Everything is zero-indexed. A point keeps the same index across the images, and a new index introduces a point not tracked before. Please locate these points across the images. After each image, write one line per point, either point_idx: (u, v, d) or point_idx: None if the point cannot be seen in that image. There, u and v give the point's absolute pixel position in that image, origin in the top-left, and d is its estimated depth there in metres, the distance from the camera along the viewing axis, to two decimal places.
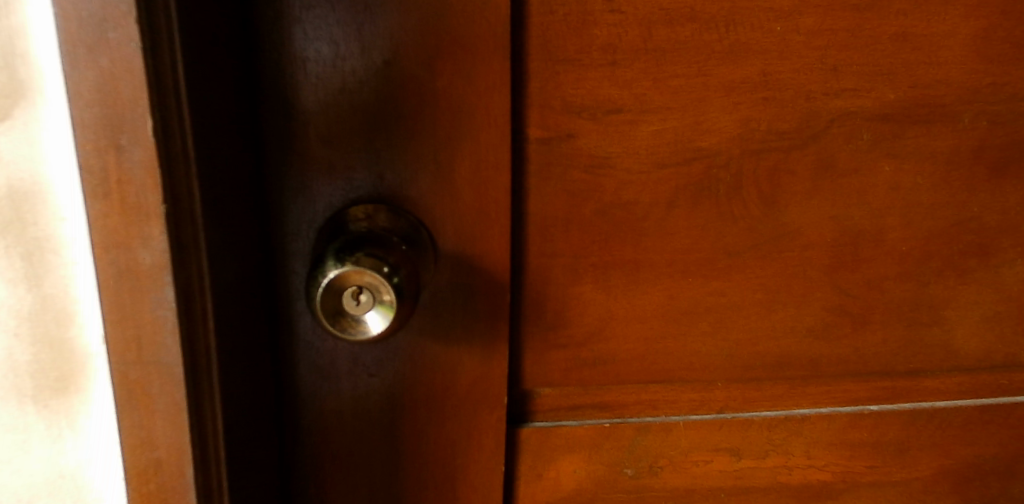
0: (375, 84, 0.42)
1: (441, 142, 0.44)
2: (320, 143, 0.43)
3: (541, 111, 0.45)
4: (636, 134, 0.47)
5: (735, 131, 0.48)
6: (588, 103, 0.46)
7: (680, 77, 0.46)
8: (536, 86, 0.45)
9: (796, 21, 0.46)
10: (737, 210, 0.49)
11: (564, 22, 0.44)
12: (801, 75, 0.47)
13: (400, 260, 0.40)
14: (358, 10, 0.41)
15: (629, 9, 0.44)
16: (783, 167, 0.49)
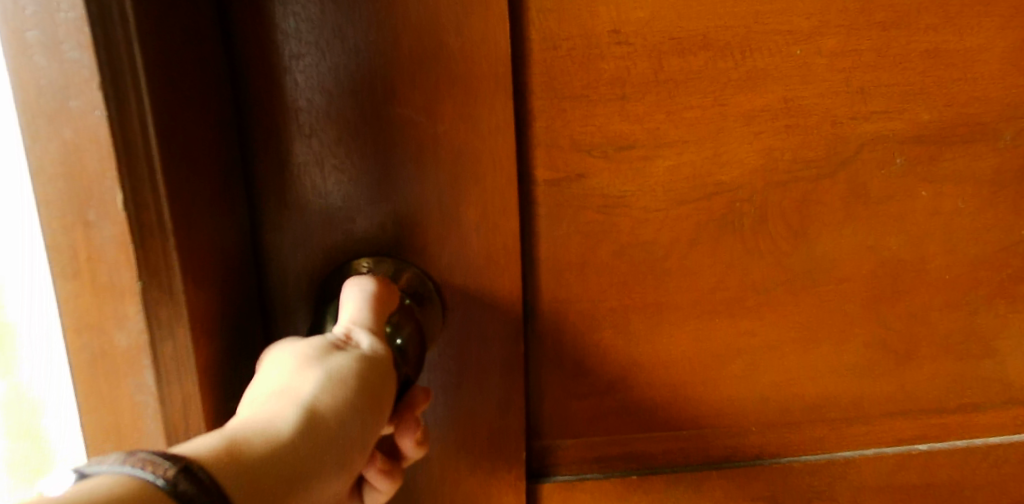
0: (372, 133, 0.40)
1: (443, 191, 0.42)
2: (313, 195, 0.41)
3: (550, 151, 0.43)
4: (651, 170, 0.44)
5: (757, 162, 0.45)
6: (598, 140, 0.43)
7: (695, 109, 0.44)
8: (542, 127, 0.42)
9: (818, 42, 0.43)
10: (765, 245, 0.46)
11: (568, 57, 0.42)
12: (827, 99, 0.44)
13: (403, 319, 0.39)
14: (351, 56, 0.38)
15: (636, 41, 0.42)
16: (812, 197, 0.46)
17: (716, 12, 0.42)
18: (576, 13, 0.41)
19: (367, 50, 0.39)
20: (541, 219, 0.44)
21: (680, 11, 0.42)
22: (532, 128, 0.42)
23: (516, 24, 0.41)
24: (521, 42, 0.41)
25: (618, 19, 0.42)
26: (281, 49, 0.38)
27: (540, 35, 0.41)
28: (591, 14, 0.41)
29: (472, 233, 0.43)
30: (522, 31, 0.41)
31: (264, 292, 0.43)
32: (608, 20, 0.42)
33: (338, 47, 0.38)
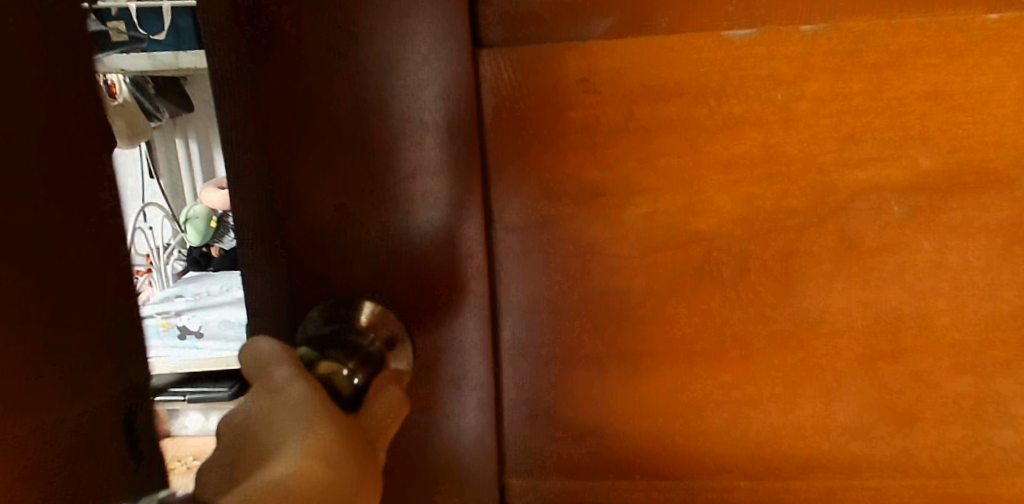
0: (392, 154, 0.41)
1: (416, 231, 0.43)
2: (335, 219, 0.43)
3: (516, 196, 0.43)
4: (623, 218, 0.44)
5: (735, 209, 0.43)
6: (567, 186, 0.43)
7: (669, 156, 0.43)
8: (511, 172, 0.43)
9: (801, 86, 0.41)
10: (746, 295, 0.44)
11: (535, 106, 0.42)
12: (812, 147, 0.42)
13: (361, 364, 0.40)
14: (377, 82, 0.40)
15: (604, 88, 0.42)
16: (797, 247, 0.43)
17: (690, 60, 0.41)
18: (542, 62, 0.41)
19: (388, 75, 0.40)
20: (511, 262, 0.45)
21: (651, 59, 0.41)
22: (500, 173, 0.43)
23: (483, 75, 0.42)
24: (487, 91, 0.42)
25: (584, 68, 0.41)
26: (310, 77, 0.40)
27: (505, 85, 0.42)
28: (556, 62, 0.41)
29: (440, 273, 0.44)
30: (489, 81, 0.42)
31: (283, 309, 0.45)
32: (574, 69, 0.41)
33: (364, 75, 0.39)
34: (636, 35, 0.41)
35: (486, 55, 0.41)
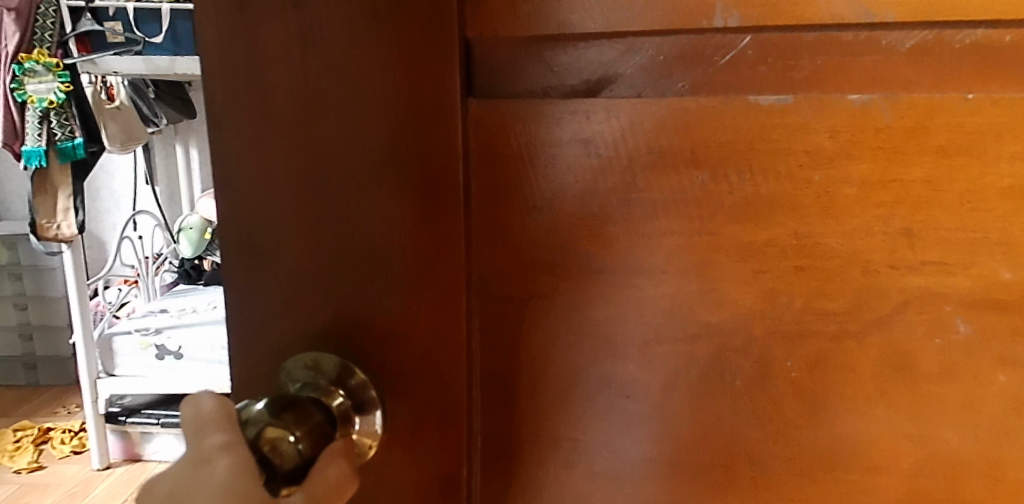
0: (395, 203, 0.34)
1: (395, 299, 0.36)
2: (325, 274, 0.36)
3: (498, 277, 0.35)
4: (619, 299, 0.35)
5: (754, 303, 0.35)
6: (559, 268, 0.35)
7: (677, 235, 0.34)
8: (493, 248, 0.35)
9: (845, 167, 0.33)
10: (764, 407, 0.36)
11: (533, 148, 0.34)
12: (854, 240, 0.34)
13: (311, 432, 0.33)
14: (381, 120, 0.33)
15: (608, 153, 0.34)
16: (831, 359, 0.35)
17: (711, 125, 0.33)
18: (534, 120, 0.34)
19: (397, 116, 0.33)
20: (488, 351, 0.36)
21: (666, 120, 0.33)
22: (480, 247, 0.35)
23: (469, 128, 0.34)
24: (471, 148, 0.34)
25: (583, 129, 0.34)
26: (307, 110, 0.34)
27: (491, 144, 0.34)
28: (553, 120, 0.34)
29: (410, 361, 0.36)
30: (473, 136, 0.34)
31: (254, 337, 0.38)
32: (573, 129, 0.34)
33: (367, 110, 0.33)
34: (645, 93, 0.34)
35: (476, 106, 0.34)
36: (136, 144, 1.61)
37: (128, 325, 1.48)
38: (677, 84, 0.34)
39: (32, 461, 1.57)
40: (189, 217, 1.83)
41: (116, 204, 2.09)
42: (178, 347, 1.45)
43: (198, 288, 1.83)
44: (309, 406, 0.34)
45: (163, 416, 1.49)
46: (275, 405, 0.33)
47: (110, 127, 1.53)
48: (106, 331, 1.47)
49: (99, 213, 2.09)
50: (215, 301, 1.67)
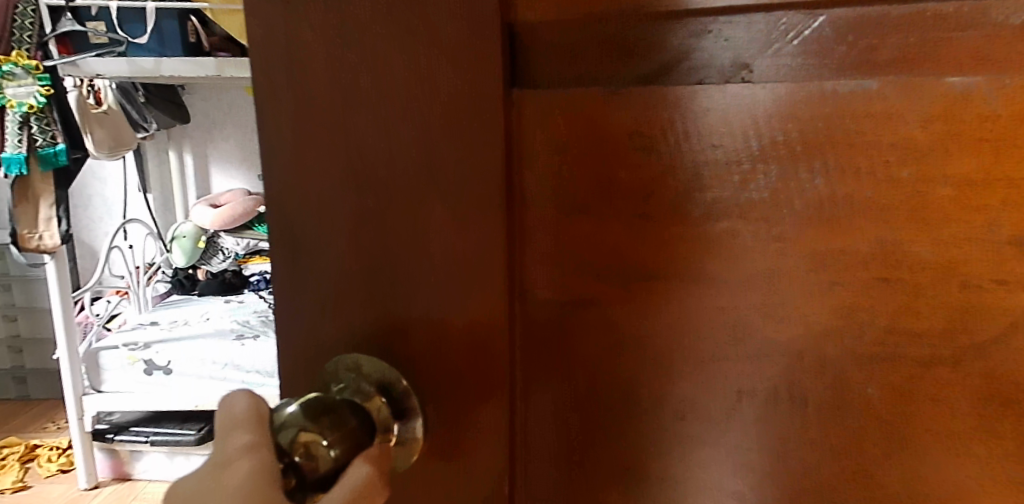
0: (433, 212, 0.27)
1: (431, 333, 0.28)
2: (353, 292, 0.29)
3: (541, 305, 0.28)
4: (660, 324, 0.27)
5: (808, 332, 0.26)
6: (614, 291, 0.27)
7: (737, 244, 0.26)
8: (544, 267, 0.28)
9: (970, 166, 0.24)
10: (845, 470, 0.27)
11: (561, 132, 0.26)
12: (980, 262, 0.25)
13: (341, 440, 0.26)
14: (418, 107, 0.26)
15: (669, 150, 0.25)
16: (943, 414, 0.26)
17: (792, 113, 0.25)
18: (585, 109, 0.26)
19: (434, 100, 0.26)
20: (533, 392, 0.29)
21: (767, 112, 0.25)
22: (523, 263, 0.27)
23: (516, 120, 0.26)
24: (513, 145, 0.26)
25: (638, 116, 0.25)
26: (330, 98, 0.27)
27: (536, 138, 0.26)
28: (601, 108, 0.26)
29: (443, 407, 0.29)
30: (517, 132, 0.26)
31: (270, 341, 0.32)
32: (625, 118, 0.26)
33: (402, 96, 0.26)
34: (747, 74, 0.25)
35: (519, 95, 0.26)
36: (125, 149, 1.49)
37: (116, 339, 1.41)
38: (775, 60, 0.25)
39: (16, 481, 1.49)
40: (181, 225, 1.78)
41: (104, 216, 1.90)
42: (169, 361, 1.39)
43: (192, 298, 1.74)
44: (346, 414, 0.27)
45: (153, 433, 1.41)
46: (313, 411, 0.26)
47: (97, 132, 1.38)
48: (93, 345, 1.41)
49: (87, 224, 1.90)
50: (207, 313, 1.63)
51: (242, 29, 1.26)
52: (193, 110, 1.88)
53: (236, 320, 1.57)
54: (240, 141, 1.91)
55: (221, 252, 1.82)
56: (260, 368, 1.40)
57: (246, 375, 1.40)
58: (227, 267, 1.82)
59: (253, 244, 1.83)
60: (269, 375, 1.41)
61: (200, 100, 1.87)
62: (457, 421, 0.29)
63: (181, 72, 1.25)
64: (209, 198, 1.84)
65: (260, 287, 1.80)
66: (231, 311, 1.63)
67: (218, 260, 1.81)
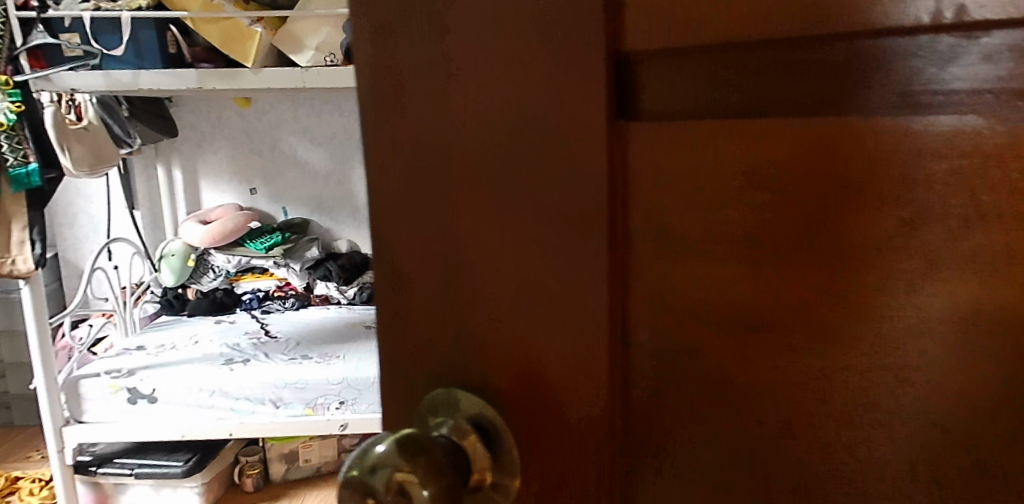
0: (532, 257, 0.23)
1: (530, 396, 0.24)
2: (457, 329, 0.26)
3: (640, 389, 0.22)
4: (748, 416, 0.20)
5: (937, 419, 0.17)
6: (711, 378, 0.21)
7: (842, 312, 0.18)
8: (645, 341, 0.22)
9: None
10: None
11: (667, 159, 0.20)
12: None
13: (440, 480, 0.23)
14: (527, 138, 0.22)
15: (793, 195, 0.18)
16: None
17: (932, 151, 0.16)
18: (696, 144, 0.20)
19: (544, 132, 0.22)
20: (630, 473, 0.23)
21: (907, 158, 0.17)
22: (624, 329, 0.22)
23: (619, 157, 0.21)
24: (612, 188, 0.21)
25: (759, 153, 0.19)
26: (440, 127, 0.24)
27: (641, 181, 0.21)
28: (715, 144, 0.19)
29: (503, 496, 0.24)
30: (617, 171, 0.21)
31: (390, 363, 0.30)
32: (738, 155, 0.19)
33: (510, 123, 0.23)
34: (890, 102, 0.17)
35: (626, 127, 0.21)
36: (106, 165, 1.43)
37: (98, 366, 1.34)
38: (940, 95, 0.16)
39: None
40: (171, 242, 1.72)
41: (91, 235, 1.83)
42: (153, 389, 1.32)
43: (182, 319, 1.66)
44: (443, 458, 0.23)
45: (137, 465, 1.34)
46: (406, 453, 0.23)
47: (75, 149, 1.32)
48: (72, 374, 1.33)
49: (73, 243, 1.83)
50: (196, 336, 1.55)
51: (224, 37, 1.19)
52: (181, 123, 1.81)
53: (225, 343, 1.49)
54: (231, 154, 1.84)
55: (212, 270, 1.73)
56: (250, 396, 1.33)
57: (235, 402, 1.33)
58: (218, 286, 1.73)
59: (244, 262, 1.74)
60: (259, 403, 1.33)
61: (188, 112, 1.80)
62: (546, 502, 0.24)
63: (159, 85, 1.19)
64: (199, 213, 1.78)
65: (252, 307, 1.71)
66: (221, 334, 1.56)
67: (209, 279, 1.73)
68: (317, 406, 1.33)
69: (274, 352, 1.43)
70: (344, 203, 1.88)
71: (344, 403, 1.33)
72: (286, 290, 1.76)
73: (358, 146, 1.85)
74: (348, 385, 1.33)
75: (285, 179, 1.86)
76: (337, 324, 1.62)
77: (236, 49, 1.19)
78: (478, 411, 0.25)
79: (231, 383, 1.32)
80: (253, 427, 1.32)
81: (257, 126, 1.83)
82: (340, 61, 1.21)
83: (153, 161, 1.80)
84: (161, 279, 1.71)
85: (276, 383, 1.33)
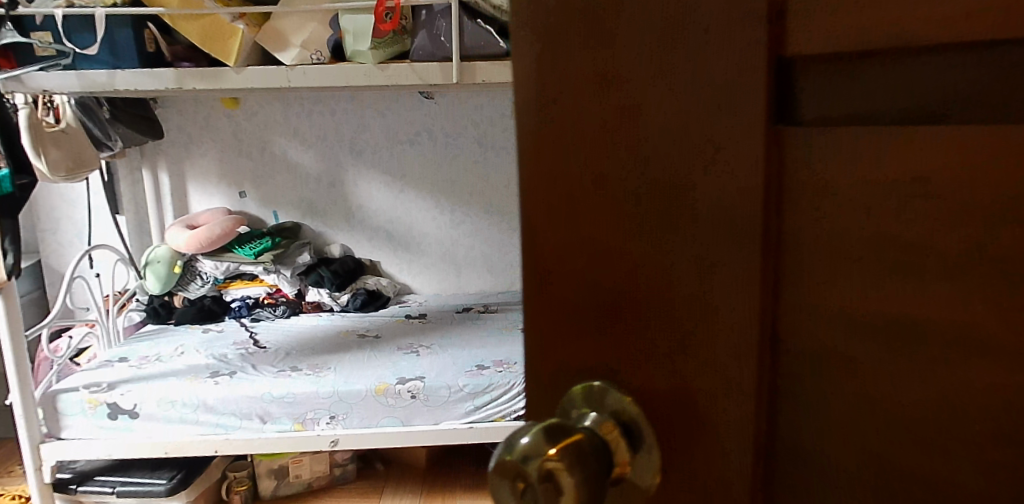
0: (675, 266, 0.22)
1: (671, 403, 0.23)
2: (594, 332, 0.25)
3: (790, 410, 0.21)
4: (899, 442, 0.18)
5: None
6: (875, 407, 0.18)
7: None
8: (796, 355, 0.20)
9: None
10: None
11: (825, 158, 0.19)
12: None
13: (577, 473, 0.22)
14: (674, 142, 0.21)
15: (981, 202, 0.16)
16: None
17: None
18: (861, 147, 0.18)
19: (696, 137, 0.21)
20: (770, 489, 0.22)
21: None
22: (774, 341, 0.21)
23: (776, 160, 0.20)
24: (768, 198, 0.20)
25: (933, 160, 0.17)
26: (581, 127, 0.23)
27: (799, 189, 0.19)
28: (878, 150, 0.18)
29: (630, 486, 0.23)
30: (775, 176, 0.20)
31: None
32: (906, 163, 0.17)
33: (659, 126, 0.22)
34: None
35: (785, 131, 0.20)
36: (85, 170, 1.37)
37: (77, 380, 1.28)
38: None
39: None
40: (154, 249, 1.65)
41: (75, 241, 1.77)
42: (135, 404, 1.26)
43: (168, 328, 1.60)
44: (588, 450, 0.22)
45: (119, 483, 1.29)
46: (557, 442, 0.22)
47: (53, 153, 1.26)
48: (50, 387, 1.27)
49: (55, 250, 1.77)
50: (183, 347, 1.48)
51: (203, 33, 1.12)
52: (167, 125, 1.74)
53: (211, 355, 1.43)
54: (219, 157, 1.78)
55: (199, 277, 1.67)
56: (236, 411, 1.27)
57: (221, 417, 1.27)
58: (206, 293, 1.67)
59: (233, 268, 1.68)
60: (246, 417, 1.27)
61: (175, 113, 1.74)
62: None
63: (137, 86, 1.13)
64: (186, 218, 1.72)
65: (242, 314, 1.66)
66: (208, 344, 1.49)
67: (197, 286, 1.67)
68: (306, 421, 1.28)
69: (262, 364, 1.38)
70: (337, 206, 1.83)
71: (334, 417, 1.28)
72: (277, 296, 1.70)
73: (351, 148, 1.79)
74: (337, 399, 1.27)
75: (276, 182, 1.80)
76: (329, 333, 1.56)
77: (216, 47, 1.13)
78: (622, 411, 0.24)
79: (216, 397, 1.26)
80: (239, 443, 1.27)
81: (247, 127, 1.77)
82: (327, 58, 1.17)
83: (138, 164, 1.74)
84: (145, 287, 1.65)
85: (263, 395, 1.26)
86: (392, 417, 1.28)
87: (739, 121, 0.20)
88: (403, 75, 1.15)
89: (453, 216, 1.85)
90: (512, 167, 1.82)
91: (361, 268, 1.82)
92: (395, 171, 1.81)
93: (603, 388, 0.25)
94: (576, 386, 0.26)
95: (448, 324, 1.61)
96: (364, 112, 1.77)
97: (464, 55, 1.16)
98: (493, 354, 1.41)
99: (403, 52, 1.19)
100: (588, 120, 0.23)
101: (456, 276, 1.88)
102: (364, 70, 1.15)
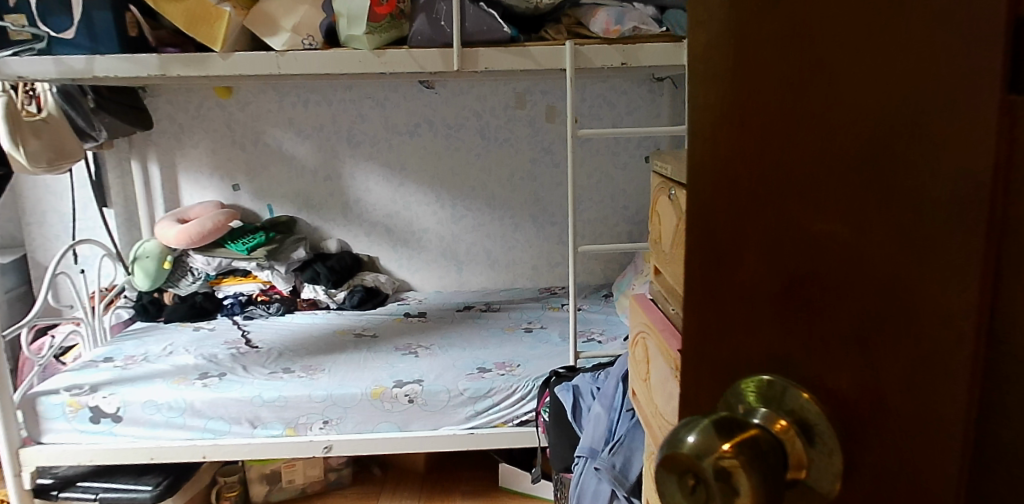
0: (862, 262, 0.19)
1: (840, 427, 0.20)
2: (764, 335, 0.22)
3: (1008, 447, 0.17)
4: None
5: None
6: None
7: None
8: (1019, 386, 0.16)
9: None
10: None
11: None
12: None
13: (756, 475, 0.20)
14: (868, 125, 0.18)
15: None
16: None
17: None
18: None
19: (899, 118, 0.18)
20: None
21: None
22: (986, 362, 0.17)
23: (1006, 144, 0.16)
24: (995, 186, 0.16)
25: None
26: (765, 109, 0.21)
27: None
28: None
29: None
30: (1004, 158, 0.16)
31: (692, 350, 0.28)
32: None
33: (850, 109, 0.19)
34: None
35: (1018, 105, 0.15)
36: (69, 161, 1.31)
37: (59, 382, 1.23)
38: None
39: None
40: (144, 244, 1.59)
41: (63, 235, 1.71)
42: (118, 408, 1.20)
43: (158, 326, 1.54)
44: (763, 449, 0.20)
45: (102, 490, 1.23)
46: (730, 439, 0.20)
47: (32, 144, 1.21)
48: (30, 390, 1.21)
49: (42, 244, 1.71)
50: (172, 346, 1.42)
51: (189, 18, 1.06)
52: (157, 115, 1.68)
53: (200, 354, 1.37)
54: (211, 148, 1.71)
55: (190, 273, 1.61)
56: (225, 415, 1.21)
57: (209, 421, 1.21)
58: (198, 289, 1.61)
59: (225, 265, 1.61)
60: (235, 422, 1.21)
61: (165, 103, 1.68)
62: None
63: (117, 72, 1.07)
64: (178, 211, 1.66)
65: (234, 312, 1.60)
66: (198, 343, 1.43)
67: (188, 282, 1.61)
68: (298, 426, 1.22)
69: (253, 365, 1.32)
70: (334, 199, 1.76)
71: (327, 422, 1.22)
72: (270, 293, 1.64)
73: (348, 139, 1.73)
74: (331, 403, 1.21)
75: (271, 174, 1.74)
76: (324, 332, 1.49)
77: (202, 33, 1.06)
78: (798, 410, 0.21)
79: (204, 400, 1.20)
80: (228, 450, 1.21)
81: (239, 117, 1.70)
82: (319, 44, 1.10)
83: (126, 156, 1.68)
84: (133, 284, 1.58)
85: (254, 398, 1.20)
86: (389, 421, 1.22)
87: (955, 103, 0.16)
88: (400, 62, 1.08)
89: (454, 211, 1.78)
90: (515, 160, 1.75)
91: (358, 264, 1.75)
92: (395, 163, 1.75)
93: (781, 385, 0.22)
94: (746, 380, 0.23)
95: (449, 323, 1.55)
96: (362, 102, 1.70)
97: (466, 42, 1.09)
98: (494, 356, 1.35)
99: (401, 37, 1.12)
100: (768, 97, 0.21)
101: (457, 272, 1.82)
102: (359, 57, 1.08)
